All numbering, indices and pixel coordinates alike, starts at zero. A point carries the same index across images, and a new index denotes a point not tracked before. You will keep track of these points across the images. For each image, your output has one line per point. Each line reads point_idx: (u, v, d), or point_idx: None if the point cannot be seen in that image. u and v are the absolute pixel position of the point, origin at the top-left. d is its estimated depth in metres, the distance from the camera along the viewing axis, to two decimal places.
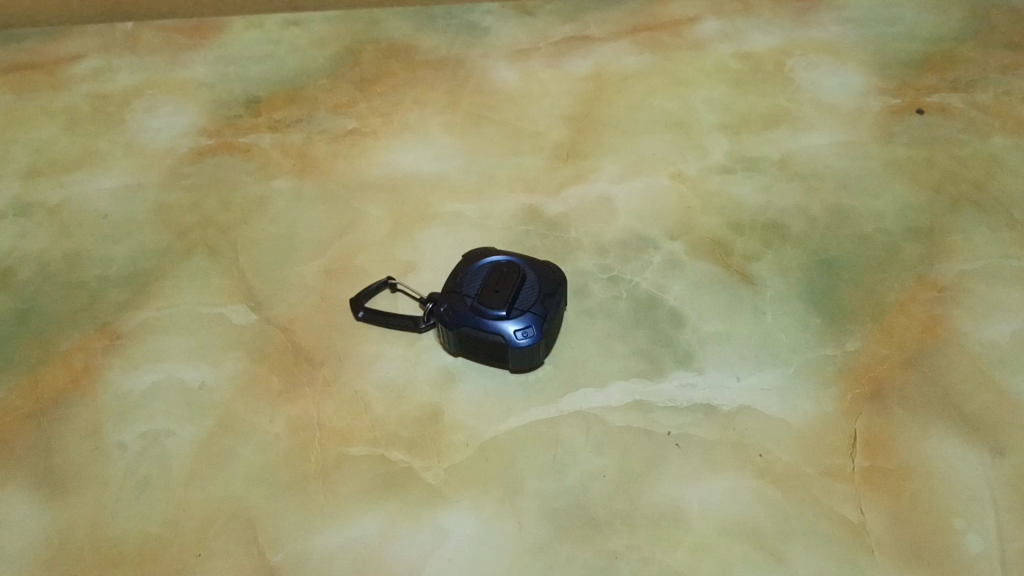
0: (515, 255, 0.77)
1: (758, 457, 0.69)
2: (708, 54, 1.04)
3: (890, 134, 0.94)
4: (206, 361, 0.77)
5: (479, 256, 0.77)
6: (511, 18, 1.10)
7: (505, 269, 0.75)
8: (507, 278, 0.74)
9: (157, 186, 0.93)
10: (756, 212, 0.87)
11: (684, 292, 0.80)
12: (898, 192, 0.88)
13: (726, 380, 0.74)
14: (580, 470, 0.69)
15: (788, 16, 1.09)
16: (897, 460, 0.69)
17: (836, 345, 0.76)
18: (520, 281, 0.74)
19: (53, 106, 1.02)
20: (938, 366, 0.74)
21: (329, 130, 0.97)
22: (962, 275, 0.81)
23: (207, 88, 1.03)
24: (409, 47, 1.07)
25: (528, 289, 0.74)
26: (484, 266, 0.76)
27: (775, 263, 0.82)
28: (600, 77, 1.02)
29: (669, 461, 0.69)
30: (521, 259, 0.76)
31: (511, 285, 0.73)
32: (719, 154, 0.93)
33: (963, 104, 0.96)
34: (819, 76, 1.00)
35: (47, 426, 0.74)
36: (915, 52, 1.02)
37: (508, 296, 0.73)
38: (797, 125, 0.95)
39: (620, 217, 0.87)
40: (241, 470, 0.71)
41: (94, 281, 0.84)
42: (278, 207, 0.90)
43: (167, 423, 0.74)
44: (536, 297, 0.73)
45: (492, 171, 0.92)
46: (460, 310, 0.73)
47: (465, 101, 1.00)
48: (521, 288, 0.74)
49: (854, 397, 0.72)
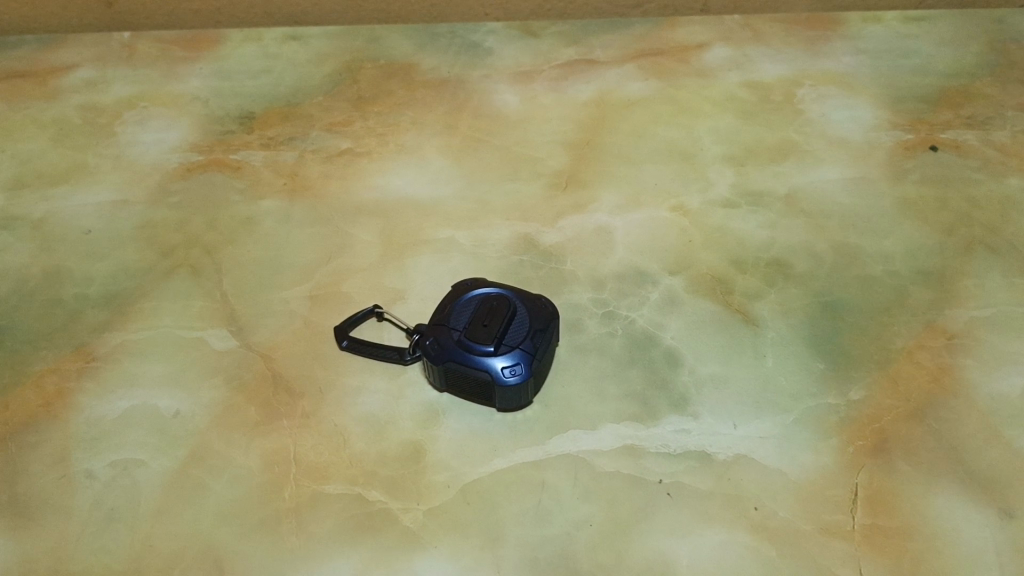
0: (507, 288, 0.75)
1: (753, 511, 0.66)
2: (715, 82, 1.01)
3: (901, 171, 0.90)
4: (182, 388, 0.75)
5: (469, 288, 0.75)
6: (515, 39, 1.08)
7: (495, 302, 0.72)
8: (496, 312, 0.71)
9: (144, 203, 0.90)
10: (759, 249, 0.84)
11: (682, 331, 0.77)
12: (908, 232, 0.85)
13: (722, 427, 0.71)
14: (566, 519, 0.66)
15: (799, 44, 1.05)
16: (899, 519, 0.65)
17: (839, 394, 0.72)
18: (511, 315, 0.72)
19: (43, 116, 1.00)
20: (945, 420, 0.71)
21: (323, 149, 0.95)
22: (972, 322, 0.77)
23: (200, 102, 1.01)
24: (409, 66, 1.05)
25: (517, 324, 0.71)
26: (474, 298, 0.74)
27: (778, 303, 0.79)
28: (603, 103, 0.99)
29: (660, 512, 0.66)
30: (512, 292, 0.74)
31: (501, 320, 0.71)
32: (723, 187, 0.90)
33: (978, 142, 0.93)
34: (830, 108, 0.97)
35: (13, 451, 0.71)
36: (929, 87, 0.99)
37: (497, 330, 0.70)
38: (805, 159, 0.92)
39: (618, 250, 0.84)
40: (213, 506, 0.67)
41: (73, 299, 0.81)
42: (265, 228, 0.87)
43: (138, 451, 0.71)
44: (525, 332, 0.71)
45: (488, 197, 0.89)
46: (446, 343, 0.70)
47: (464, 123, 0.97)
48: (510, 323, 0.71)
49: (856, 449, 0.69)
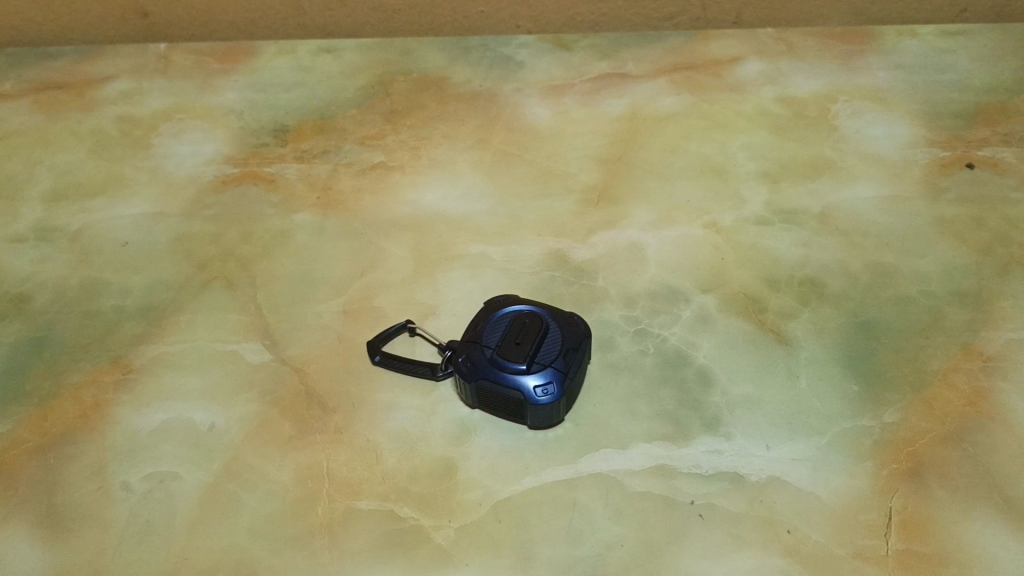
0: (539, 304, 0.75)
1: (786, 534, 0.65)
2: (749, 97, 1.01)
3: (937, 189, 0.90)
4: (217, 401, 0.75)
5: (501, 305, 0.75)
6: (547, 53, 1.08)
7: (527, 320, 0.73)
8: (529, 330, 0.71)
9: (180, 215, 0.91)
10: (792, 267, 0.83)
11: (715, 350, 0.77)
12: (944, 251, 0.84)
13: (755, 448, 0.70)
14: (598, 539, 0.66)
15: (834, 58, 1.05)
16: (934, 545, 0.65)
17: (874, 416, 0.72)
18: (543, 333, 0.72)
19: (81, 128, 1.01)
20: (982, 445, 0.70)
21: (356, 163, 0.95)
22: (1010, 345, 0.76)
23: (235, 115, 1.02)
24: (442, 79, 1.05)
25: (550, 342, 0.71)
26: (507, 315, 0.74)
27: (812, 322, 0.79)
28: (635, 117, 0.99)
29: (692, 535, 0.66)
30: (544, 310, 0.74)
31: (533, 338, 0.71)
32: (756, 205, 0.89)
33: (1016, 160, 0.92)
34: (864, 125, 0.97)
35: (52, 462, 0.72)
36: (966, 103, 0.98)
37: (529, 348, 0.71)
38: (839, 176, 0.92)
39: (650, 267, 0.84)
40: (247, 520, 0.68)
41: (110, 311, 0.83)
42: (299, 242, 0.88)
43: (174, 464, 0.71)
44: (558, 351, 0.71)
45: (520, 213, 0.89)
46: (479, 362, 0.70)
47: (496, 137, 0.98)
48: (543, 341, 0.71)
49: (891, 473, 0.69)
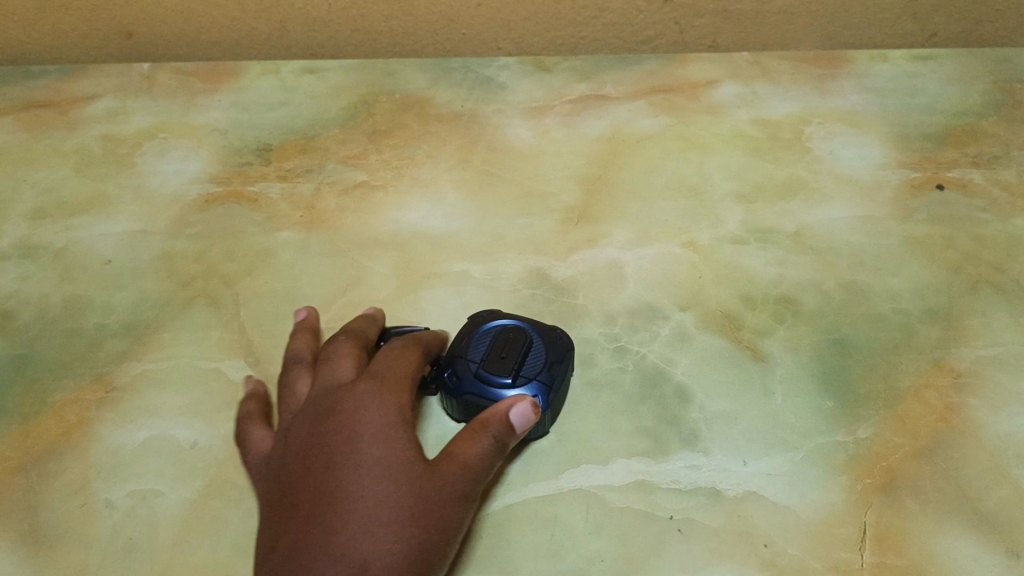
0: (521, 319, 0.76)
1: (764, 548, 0.67)
2: (725, 119, 1.03)
3: (908, 210, 0.92)
4: (200, 418, 0.76)
5: (482, 321, 0.76)
6: (528, 74, 1.09)
7: (511, 334, 0.73)
8: (513, 344, 0.72)
9: (163, 234, 0.92)
10: (768, 286, 0.85)
11: (693, 367, 0.78)
12: (916, 270, 0.86)
13: (732, 464, 0.72)
14: (579, 554, 0.67)
15: (809, 81, 1.07)
16: (907, 557, 0.66)
17: (848, 432, 0.73)
18: (527, 347, 0.73)
19: (65, 146, 1.02)
20: (953, 459, 0.72)
21: (339, 182, 0.96)
22: (980, 361, 0.79)
23: (219, 134, 1.03)
24: (424, 100, 1.06)
25: (534, 356, 0.72)
26: (490, 329, 0.75)
27: (787, 340, 0.80)
28: (615, 139, 1.01)
29: (671, 549, 0.67)
30: (526, 324, 0.75)
31: (518, 352, 0.72)
32: (733, 224, 0.91)
33: (985, 181, 0.94)
34: (838, 146, 0.99)
35: (34, 479, 0.72)
36: (936, 126, 1.01)
37: (514, 362, 0.72)
38: (814, 197, 0.94)
39: (630, 285, 0.85)
40: (230, 537, 0.68)
41: (93, 328, 0.83)
42: (283, 260, 0.89)
43: (157, 482, 0.72)
44: (542, 364, 0.72)
45: (502, 231, 0.91)
46: (464, 376, 0.71)
47: (478, 157, 0.99)
48: (527, 355, 0.73)
49: (865, 487, 0.70)
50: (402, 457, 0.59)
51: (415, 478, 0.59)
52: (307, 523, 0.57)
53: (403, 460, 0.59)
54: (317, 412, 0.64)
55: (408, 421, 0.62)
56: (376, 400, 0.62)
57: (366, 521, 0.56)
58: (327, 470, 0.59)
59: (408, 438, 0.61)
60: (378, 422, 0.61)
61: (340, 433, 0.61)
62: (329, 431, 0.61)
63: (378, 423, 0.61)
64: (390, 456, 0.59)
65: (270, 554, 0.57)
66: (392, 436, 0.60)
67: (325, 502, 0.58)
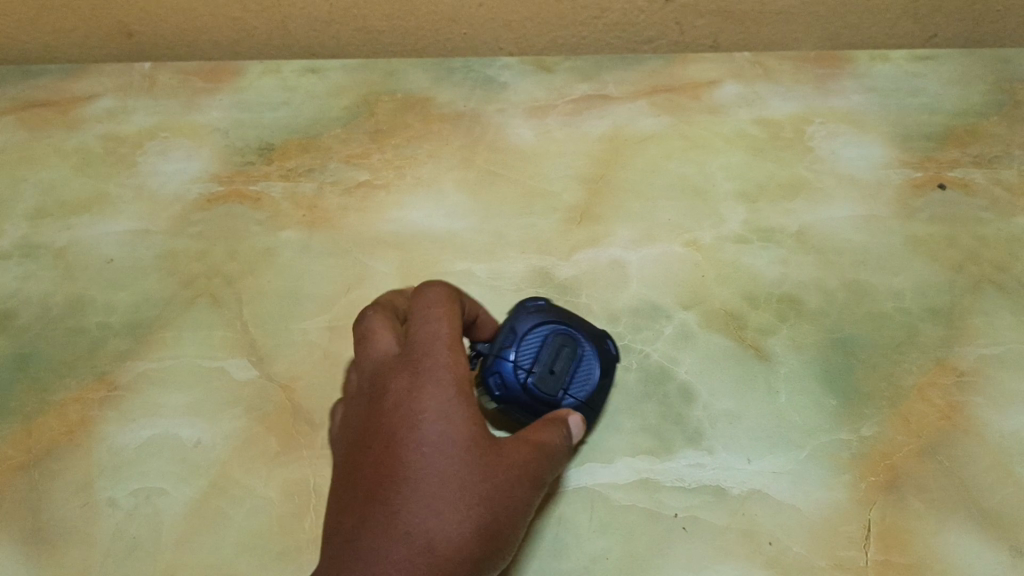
0: (568, 317, 0.74)
1: (768, 546, 0.67)
2: (727, 119, 1.03)
3: (910, 210, 0.92)
4: (203, 417, 0.76)
5: (529, 313, 0.72)
6: (530, 74, 1.09)
7: (561, 342, 0.72)
8: (565, 359, 0.71)
9: (165, 233, 0.92)
10: (771, 285, 0.85)
11: (696, 365, 0.78)
12: (918, 269, 0.86)
13: (736, 462, 0.72)
14: (584, 553, 0.67)
15: (810, 81, 1.07)
16: (911, 555, 0.67)
17: (852, 430, 0.73)
18: (577, 359, 0.72)
19: (66, 146, 1.02)
20: (957, 458, 0.72)
21: (342, 182, 0.96)
22: (982, 360, 0.79)
23: (220, 134, 1.03)
24: (425, 99, 1.06)
25: (584, 373, 0.72)
26: (539, 328, 0.72)
27: (791, 339, 0.80)
28: (616, 139, 1.01)
29: (676, 548, 0.67)
30: (574, 326, 0.73)
31: (569, 370, 0.71)
32: (735, 224, 0.91)
33: (986, 182, 0.95)
34: (839, 146, 0.99)
35: (38, 478, 0.72)
36: (938, 126, 1.01)
37: (563, 377, 0.71)
38: (815, 196, 0.94)
39: (633, 284, 0.85)
40: (234, 536, 0.69)
41: (95, 328, 0.83)
42: (285, 259, 0.88)
43: (161, 481, 0.72)
44: (592, 385, 0.72)
45: (505, 230, 0.91)
46: (513, 384, 0.69)
47: (480, 157, 0.99)
48: (576, 371, 0.72)
49: (869, 485, 0.70)
50: (464, 434, 0.59)
51: (480, 456, 0.59)
52: (376, 507, 0.57)
53: (466, 437, 0.59)
54: (375, 386, 0.62)
55: (468, 393, 0.60)
56: (435, 372, 0.60)
57: (433, 503, 0.57)
58: (390, 451, 0.58)
59: (469, 412, 0.60)
60: (438, 398, 0.59)
61: (400, 410, 0.60)
62: (387, 409, 0.60)
63: (438, 398, 0.59)
64: (453, 436, 0.58)
65: (341, 535, 0.57)
66: (453, 412, 0.59)
67: (393, 485, 0.57)
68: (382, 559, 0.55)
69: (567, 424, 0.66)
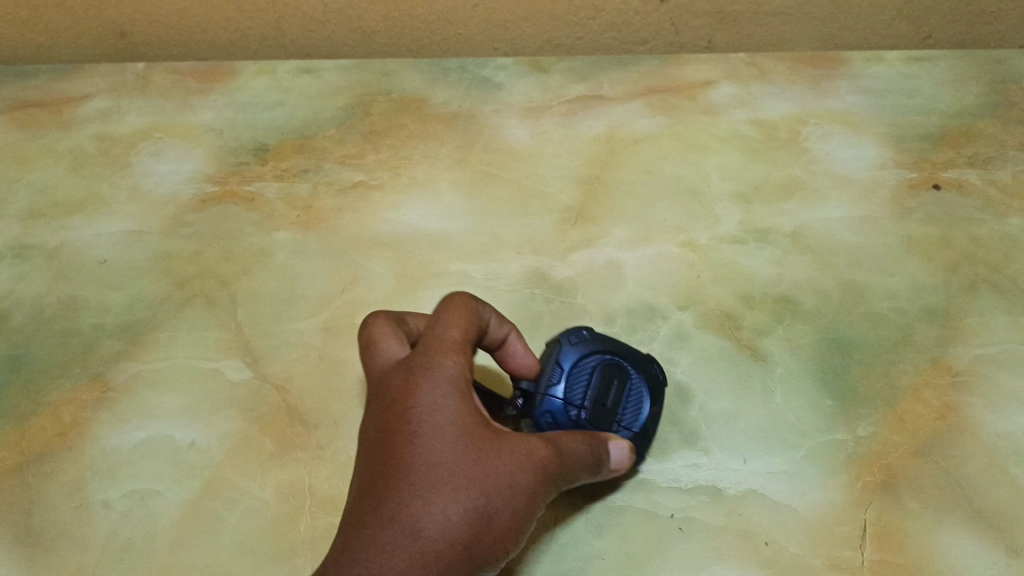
0: (613, 346, 0.74)
1: (765, 547, 0.67)
2: (722, 120, 1.03)
3: (905, 210, 0.92)
4: (197, 418, 0.75)
5: (575, 345, 0.73)
6: (525, 74, 1.09)
7: (610, 375, 0.72)
8: (614, 390, 0.72)
9: (159, 233, 0.91)
10: (766, 285, 0.85)
11: (692, 366, 0.78)
12: (914, 270, 0.86)
13: (732, 462, 0.72)
14: (581, 553, 0.67)
15: (805, 82, 1.07)
16: (907, 555, 0.66)
17: (848, 430, 0.73)
18: (626, 389, 0.72)
19: (60, 146, 1.01)
20: (952, 458, 0.72)
21: (337, 182, 0.96)
22: (978, 360, 0.79)
23: (214, 134, 1.02)
24: (420, 100, 1.06)
25: (635, 402, 0.72)
26: (586, 360, 0.72)
27: (787, 339, 0.80)
28: (612, 139, 1.01)
29: (673, 548, 0.67)
30: (621, 355, 0.73)
31: (620, 401, 0.71)
32: (731, 224, 0.91)
33: (980, 182, 0.95)
34: (834, 146, 0.99)
35: (30, 480, 0.71)
36: (932, 127, 1.01)
37: (614, 410, 0.71)
38: (810, 197, 0.94)
39: (629, 284, 0.85)
40: (228, 538, 0.68)
41: (89, 328, 0.82)
42: (280, 260, 0.88)
43: (154, 482, 0.71)
44: (644, 414, 0.71)
45: (500, 231, 0.91)
46: (568, 422, 0.70)
47: (476, 157, 0.99)
48: (626, 402, 0.72)
49: (865, 486, 0.70)
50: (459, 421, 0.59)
51: (476, 443, 0.58)
52: (370, 496, 0.56)
53: (460, 424, 0.59)
54: (379, 395, 0.63)
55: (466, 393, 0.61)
56: (431, 372, 0.61)
57: (424, 485, 0.56)
58: (387, 447, 0.58)
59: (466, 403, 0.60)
60: (432, 389, 0.60)
61: (399, 407, 0.60)
62: (386, 405, 0.61)
63: (433, 395, 0.59)
64: (448, 430, 0.58)
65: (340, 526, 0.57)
66: (447, 408, 0.59)
67: (385, 478, 0.57)
68: (371, 545, 0.54)
69: (608, 450, 0.65)
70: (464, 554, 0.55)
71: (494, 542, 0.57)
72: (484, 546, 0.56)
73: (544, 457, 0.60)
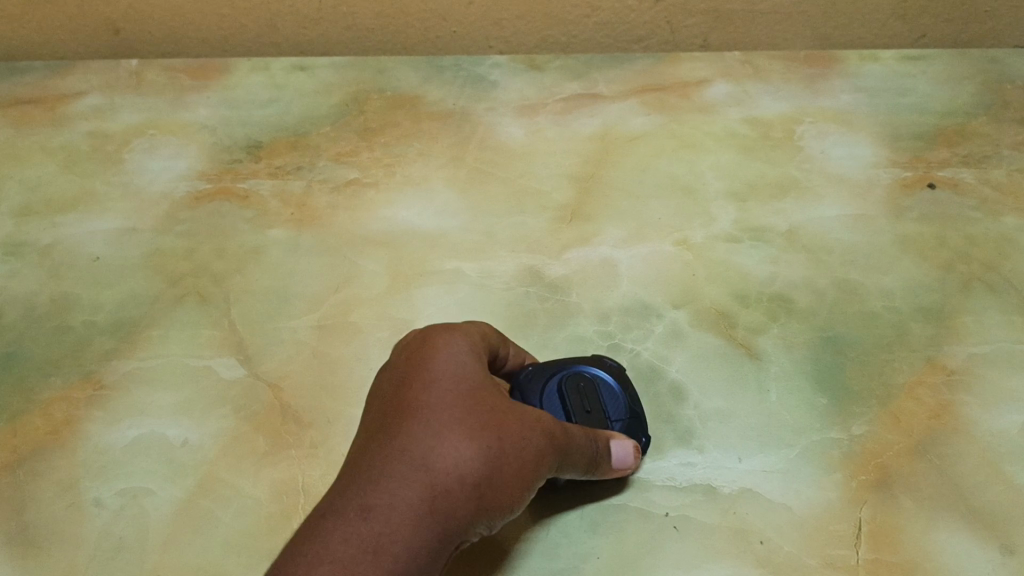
0: (555, 362, 0.72)
1: (759, 545, 0.67)
2: (717, 118, 1.03)
3: (900, 209, 0.92)
4: (190, 417, 0.75)
5: (530, 380, 0.70)
6: (520, 72, 1.08)
7: (576, 386, 0.71)
8: (587, 393, 0.71)
9: (152, 231, 0.91)
10: (761, 284, 0.85)
11: (686, 364, 0.78)
12: (908, 268, 0.86)
13: (726, 461, 0.72)
14: (575, 551, 0.66)
15: (800, 82, 1.07)
16: (902, 554, 0.66)
17: (843, 429, 0.73)
18: (597, 390, 0.72)
19: (52, 143, 1.01)
20: (947, 457, 0.72)
21: (331, 180, 0.96)
22: (972, 359, 0.79)
23: (208, 132, 1.02)
24: (415, 98, 1.06)
25: (610, 396, 0.72)
26: (549, 384, 0.70)
27: (782, 337, 0.80)
28: (606, 138, 1.01)
29: (667, 546, 0.67)
30: (572, 366, 0.73)
31: (597, 399, 0.71)
32: (726, 223, 0.91)
33: (975, 181, 0.95)
34: (829, 145, 0.99)
35: (22, 478, 0.71)
36: (927, 126, 1.01)
37: (599, 413, 0.71)
38: (805, 196, 0.94)
39: (623, 283, 0.85)
40: (221, 536, 0.68)
41: (81, 327, 0.82)
42: (274, 258, 0.88)
43: (147, 481, 0.71)
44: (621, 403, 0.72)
45: (494, 229, 0.90)
46: None
47: (470, 155, 0.99)
48: (603, 400, 0.72)
49: (859, 484, 0.70)
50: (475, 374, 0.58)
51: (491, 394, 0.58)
52: (381, 434, 0.55)
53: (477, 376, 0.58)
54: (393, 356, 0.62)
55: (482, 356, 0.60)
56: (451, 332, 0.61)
57: (439, 422, 0.55)
58: (400, 392, 0.57)
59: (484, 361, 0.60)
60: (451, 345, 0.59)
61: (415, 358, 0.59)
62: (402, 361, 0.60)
63: (450, 349, 0.59)
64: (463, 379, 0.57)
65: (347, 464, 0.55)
66: (463, 359, 0.59)
67: (397, 419, 0.55)
68: (376, 484, 0.52)
69: (609, 448, 0.66)
70: (473, 495, 0.53)
71: (501, 495, 0.55)
72: (492, 492, 0.55)
73: (551, 426, 0.60)
